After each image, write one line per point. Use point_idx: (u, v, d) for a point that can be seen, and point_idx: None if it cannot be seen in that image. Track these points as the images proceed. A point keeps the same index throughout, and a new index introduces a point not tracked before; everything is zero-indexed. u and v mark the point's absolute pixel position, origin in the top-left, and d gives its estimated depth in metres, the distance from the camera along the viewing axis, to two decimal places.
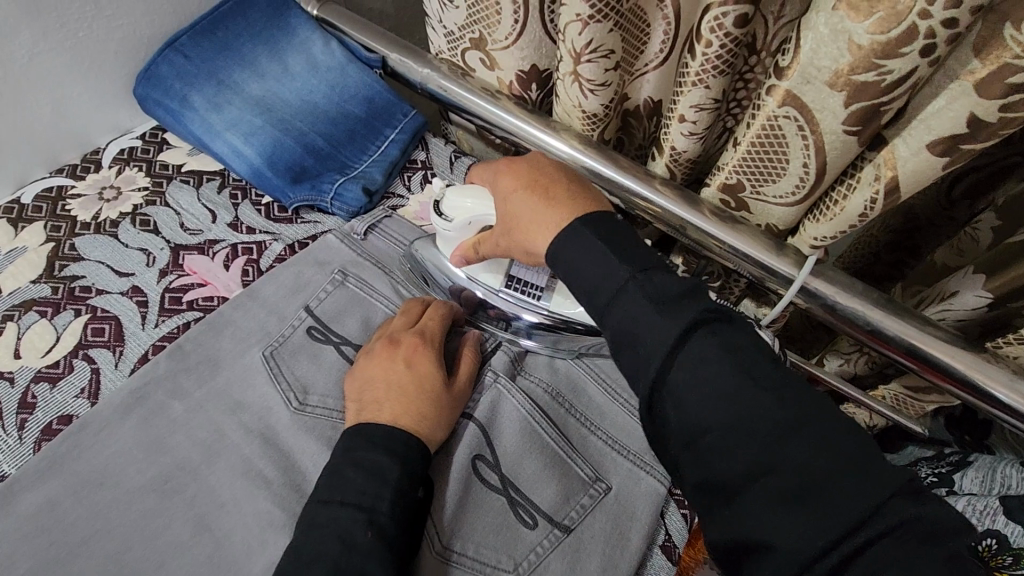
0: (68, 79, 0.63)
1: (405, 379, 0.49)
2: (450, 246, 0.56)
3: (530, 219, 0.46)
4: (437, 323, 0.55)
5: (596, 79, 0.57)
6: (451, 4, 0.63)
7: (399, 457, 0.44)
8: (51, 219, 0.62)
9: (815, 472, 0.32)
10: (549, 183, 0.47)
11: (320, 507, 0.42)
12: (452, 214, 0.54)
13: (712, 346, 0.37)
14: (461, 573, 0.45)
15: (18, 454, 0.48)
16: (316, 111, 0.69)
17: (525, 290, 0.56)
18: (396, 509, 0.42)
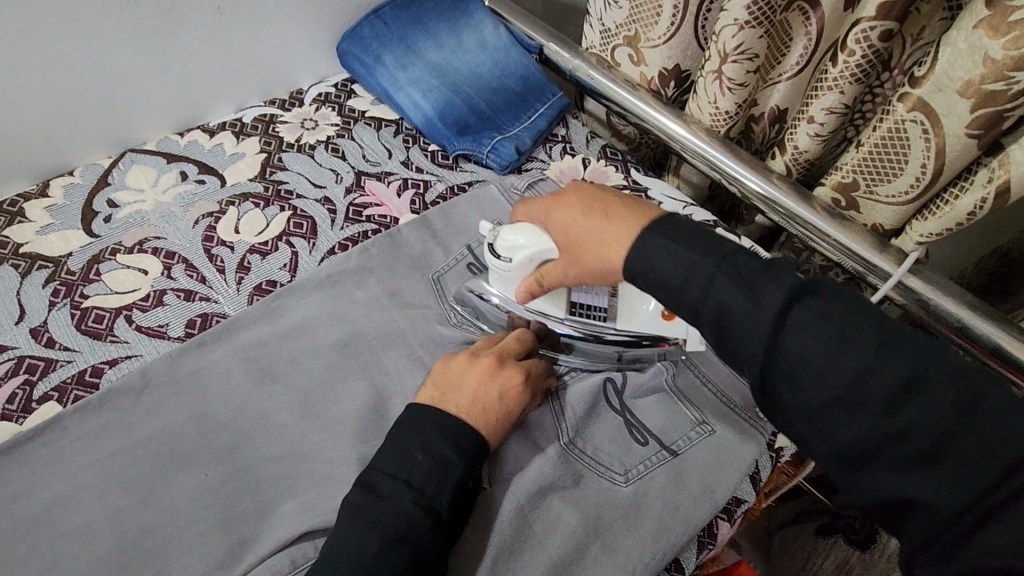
0: (294, 26, 0.77)
1: (491, 401, 0.50)
2: (510, 286, 0.58)
3: (599, 243, 0.49)
4: (537, 365, 0.54)
5: (737, 79, 0.66)
6: (616, 4, 0.74)
7: (465, 460, 0.46)
8: (264, 136, 0.77)
9: (842, 382, 0.38)
10: (637, 204, 0.51)
11: (373, 476, 0.45)
12: (511, 255, 0.55)
13: (812, 319, 0.39)
14: (581, 465, 0.53)
15: (236, 301, 0.61)
16: (481, 81, 0.81)
17: (589, 314, 0.58)
18: (452, 501, 0.45)
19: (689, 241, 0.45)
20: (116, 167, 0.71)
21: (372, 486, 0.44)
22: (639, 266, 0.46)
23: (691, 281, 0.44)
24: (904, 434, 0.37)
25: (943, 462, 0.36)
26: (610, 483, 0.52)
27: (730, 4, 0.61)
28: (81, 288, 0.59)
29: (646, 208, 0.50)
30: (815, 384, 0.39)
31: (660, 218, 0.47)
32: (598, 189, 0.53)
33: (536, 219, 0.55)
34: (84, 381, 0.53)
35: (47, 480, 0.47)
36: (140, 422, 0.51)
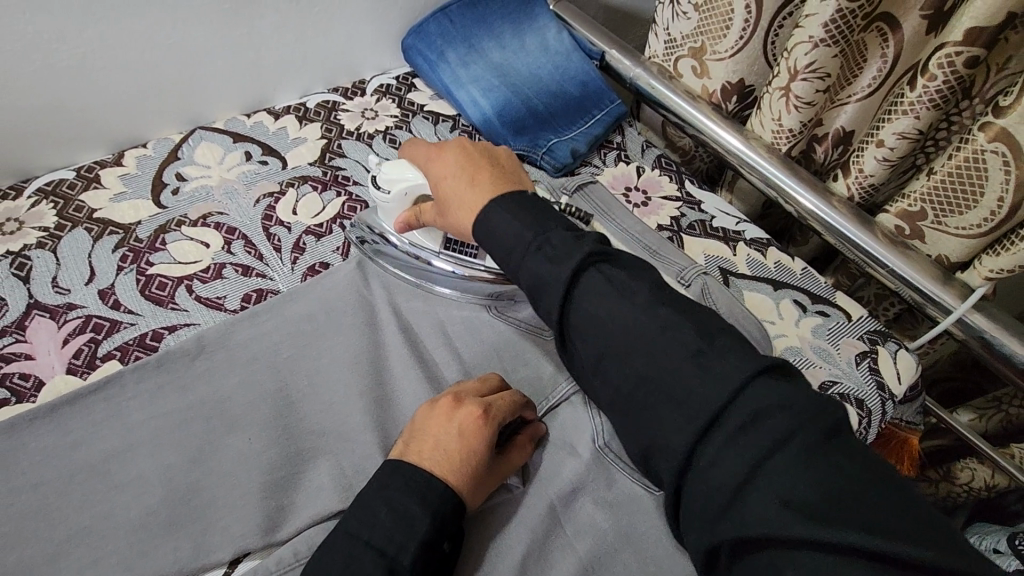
0: (363, 18, 0.79)
1: (458, 448, 0.46)
2: (391, 218, 0.61)
3: (459, 205, 0.50)
4: (505, 408, 0.50)
5: (805, 97, 0.65)
6: (683, 15, 0.74)
7: (433, 514, 0.43)
8: (325, 123, 0.79)
9: (729, 421, 0.37)
10: (477, 165, 0.51)
11: (344, 539, 0.41)
12: (390, 185, 0.59)
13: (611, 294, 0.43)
14: (616, 471, 0.52)
15: (290, 278, 0.62)
16: (540, 83, 0.82)
17: (462, 249, 0.61)
18: (417, 564, 0.41)
19: (538, 215, 0.47)
20: (186, 143, 0.74)
21: (337, 550, 0.40)
22: (485, 232, 0.47)
23: (517, 253, 0.45)
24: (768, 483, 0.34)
25: (820, 522, 0.32)
26: (645, 492, 0.51)
27: (806, 20, 0.59)
28: (147, 255, 0.62)
29: (512, 180, 0.51)
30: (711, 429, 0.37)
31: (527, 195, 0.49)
32: (480, 151, 0.52)
33: (417, 158, 0.57)
34: (144, 343, 0.56)
35: (105, 433, 0.50)
36: (194, 387, 0.53)
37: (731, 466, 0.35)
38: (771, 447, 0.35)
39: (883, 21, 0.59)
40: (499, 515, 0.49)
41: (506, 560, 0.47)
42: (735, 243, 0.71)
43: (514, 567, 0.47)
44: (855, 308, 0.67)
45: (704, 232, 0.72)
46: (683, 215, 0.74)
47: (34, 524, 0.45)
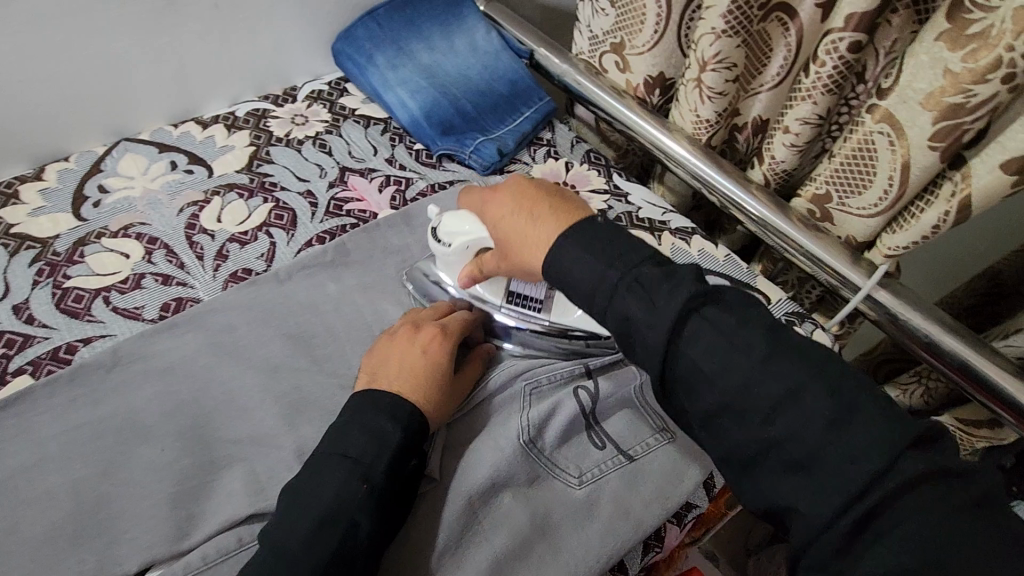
0: (289, 25, 0.80)
1: (418, 360, 0.52)
2: (453, 271, 0.60)
3: (526, 244, 0.49)
4: (457, 326, 0.57)
5: (716, 88, 0.66)
6: (602, 11, 0.75)
7: (402, 426, 0.47)
8: (254, 130, 0.79)
9: (800, 449, 0.38)
10: (561, 204, 0.50)
11: (323, 457, 0.45)
12: (450, 238, 0.58)
13: (677, 314, 0.43)
14: (539, 466, 0.52)
15: (211, 286, 0.62)
16: (470, 83, 0.83)
17: (525, 304, 0.60)
18: (390, 466, 0.46)
19: (609, 250, 0.45)
20: (109, 155, 0.73)
21: (319, 468, 0.45)
22: (556, 272, 0.46)
23: (602, 296, 0.44)
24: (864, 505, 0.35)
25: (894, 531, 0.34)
26: (564, 485, 0.52)
27: (707, 13, 0.61)
28: (65, 268, 0.61)
29: (575, 208, 0.50)
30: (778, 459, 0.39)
31: (583, 221, 0.47)
32: (536, 186, 0.51)
33: (473, 210, 0.56)
34: (58, 357, 0.55)
35: (14, 448, 0.49)
36: (107, 398, 0.53)
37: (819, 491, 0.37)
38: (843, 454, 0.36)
39: (781, 10, 0.61)
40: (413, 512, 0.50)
41: (421, 554, 0.48)
42: (661, 232, 0.73)
43: (428, 561, 0.47)
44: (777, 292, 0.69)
45: (631, 223, 0.73)
46: (610, 207, 0.75)
47: None
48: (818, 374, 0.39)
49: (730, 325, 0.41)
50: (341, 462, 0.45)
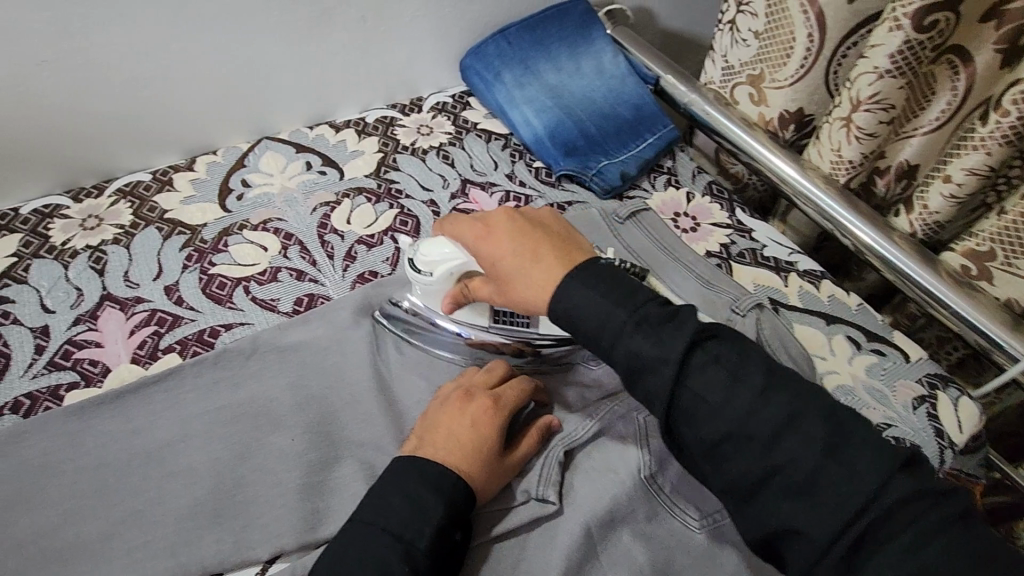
0: (424, 39, 0.82)
1: (466, 431, 0.49)
2: (434, 299, 0.57)
3: (529, 284, 0.46)
4: (513, 398, 0.53)
5: (868, 129, 0.63)
6: (743, 42, 0.73)
7: (444, 497, 0.44)
8: (383, 137, 0.82)
9: (827, 486, 0.36)
10: (567, 245, 0.48)
11: (364, 523, 0.42)
12: (430, 267, 0.54)
13: (717, 370, 0.40)
14: (659, 503, 0.50)
15: (341, 286, 0.65)
16: (594, 105, 0.82)
17: (513, 321, 0.57)
18: (429, 544, 0.42)
19: (617, 286, 0.44)
20: (252, 152, 0.78)
21: (358, 534, 0.42)
22: (563, 308, 0.44)
23: (612, 332, 0.42)
24: (780, 509, 0.37)
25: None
26: (686, 527, 0.49)
27: (870, 51, 0.59)
28: (211, 256, 0.65)
29: (576, 250, 0.48)
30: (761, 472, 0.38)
31: (594, 266, 0.45)
32: (533, 224, 0.49)
33: (462, 237, 0.52)
34: (202, 339, 0.59)
35: (161, 422, 0.52)
36: (245, 383, 0.55)
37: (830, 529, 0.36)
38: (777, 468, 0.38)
39: (954, 53, 0.58)
40: (535, 539, 0.49)
41: None
42: (788, 273, 0.70)
43: None
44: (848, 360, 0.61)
45: (755, 261, 0.71)
46: (733, 242, 0.73)
47: (92, 503, 0.47)
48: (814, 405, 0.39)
49: (754, 377, 0.40)
50: (377, 538, 0.42)
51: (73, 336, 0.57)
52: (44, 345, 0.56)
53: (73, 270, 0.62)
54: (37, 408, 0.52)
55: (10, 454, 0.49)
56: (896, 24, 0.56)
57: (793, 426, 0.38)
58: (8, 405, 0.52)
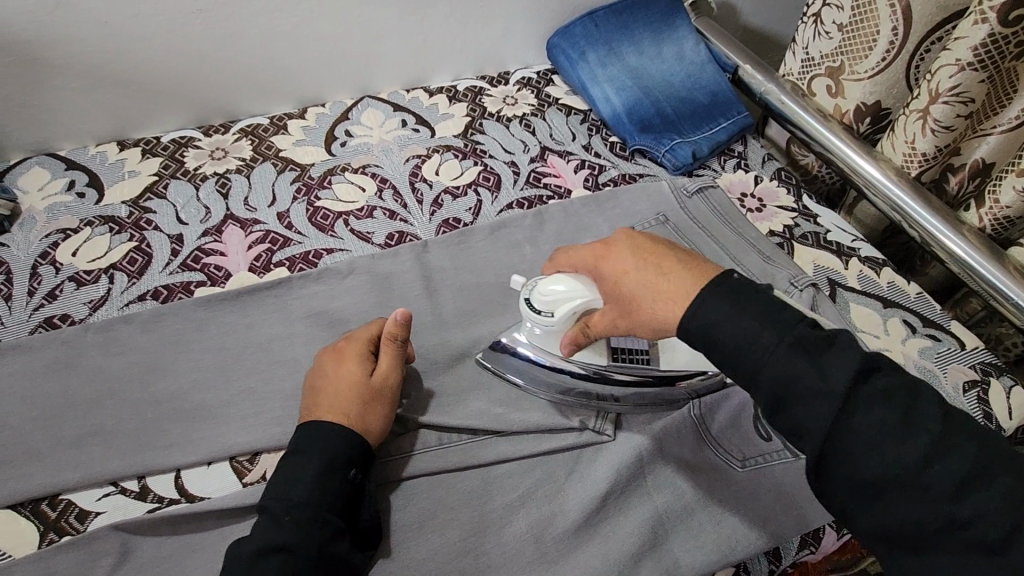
0: (518, 16, 0.89)
1: (322, 384, 0.51)
2: (555, 340, 0.56)
3: (653, 297, 0.44)
4: (366, 335, 0.54)
5: (944, 122, 0.65)
6: (826, 35, 0.76)
7: (321, 454, 0.46)
8: (471, 104, 0.88)
9: (928, 469, 0.36)
10: (697, 258, 0.46)
11: (267, 511, 0.44)
12: (553, 307, 0.53)
13: (722, 300, 0.42)
14: (702, 443, 0.55)
15: (427, 227, 0.72)
16: (672, 88, 0.86)
17: (634, 359, 0.57)
18: (314, 498, 0.45)
19: (740, 302, 0.41)
20: (355, 107, 0.86)
21: (267, 520, 0.44)
22: (703, 322, 0.42)
23: (734, 326, 0.41)
24: (886, 500, 0.36)
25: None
26: (725, 464, 0.54)
27: (953, 44, 0.61)
28: (317, 191, 0.74)
29: (705, 262, 0.45)
30: (861, 466, 0.37)
31: (719, 280, 0.43)
32: (657, 242, 0.48)
33: (583, 266, 0.52)
34: (308, 259, 0.67)
35: (271, 321, 0.60)
36: (342, 296, 0.63)
37: (937, 517, 0.35)
38: (882, 454, 0.36)
39: None
40: (588, 456, 0.54)
41: (590, 490, 0.51)
42: (848, 258, 0.72)
43: (595, 502, 0.51)
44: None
45: (817, 243, 0.73)
46: (797, 225, 0.75)
47: (214, 377, 0.56)
48: (883, 383, 0.38)
49: (777, 316, 0.41)
50: (287, 516, 0.43)
51: (202, 245, 0.67)
52: (179, 250, 0.66)
53: (203, 192, 0.72)
54: (173, 296, 0.62)
55: (151, 329, 0.58)
56: (980, 18, 0.58)
57: (864, 401, 0.38)
58: (149, 292, 0.62)
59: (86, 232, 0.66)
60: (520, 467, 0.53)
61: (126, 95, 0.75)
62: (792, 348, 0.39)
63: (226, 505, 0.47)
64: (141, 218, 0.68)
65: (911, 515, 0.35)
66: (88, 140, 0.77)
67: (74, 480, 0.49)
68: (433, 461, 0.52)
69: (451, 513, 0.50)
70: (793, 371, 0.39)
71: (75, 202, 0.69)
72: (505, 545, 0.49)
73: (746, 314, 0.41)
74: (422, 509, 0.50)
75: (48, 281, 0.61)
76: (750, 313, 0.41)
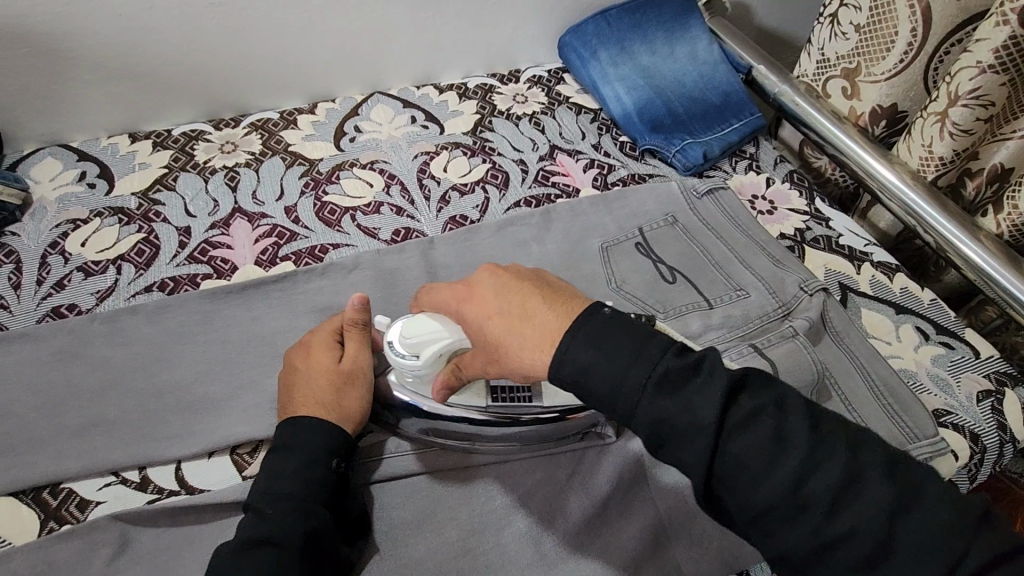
0: (530, 13, 0.88)
1: (287, 385, 0.51)
2: (427, 384, 0.50)
3: (520, 344, 0.41)
4: (330, 330, 0.54)
5: (964, 125, 0.64)
6: (842, 36, 0.75)
7: (302, 452, 0.46)
8: (481, 101, 0.88)
9: (819, 493, 0.35)
10: (558, 292, 0.43)
11: (264, 502, 0.43)
12: (417, 351, 0.48)
13: (589, 333, 0.40)
14: None
15: (434, 224, 0.72)
16: (684, 88, 0.85)
17: (517, 396, 0.52)
18: (313, 492, 0.44)
19: (609, 341, 0.39)
20: (365, 103, 0.86)
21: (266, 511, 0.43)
22: (570, 374, 0.39)
23: (617, 380, 0.38)
24: (785, 530, 0.36)
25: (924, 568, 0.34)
26: None
27: (975, 47, 0.60)
28: (325, 186, 0.74)
29: (570, 299, 0.43)
30: (751, 486, 0.36)
31: (583, 318, 0.40)
32: (520, 276, 0.44)
33: (444, 308, 0.47)
34: (313, 253, 0.67)
35: (276, 315, 0.60)
36: (347, 291, 0.63)
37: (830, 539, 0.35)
38: (771, 484, 0.36)
39: None
40: (592, 457, 0.53)
41: (592, 493, 0.51)
42: (861, 263, 0.71)
43: (597, 504, 0.50)
44: (928, 425, 0.56)
45: (829, 248, 0.72)
46: (809, 228, 0.74)
47: (218, 368, 0.56)
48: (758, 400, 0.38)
49: (634, 347, 0.39)
50: (294, 508, 0.43)
51: (209, 237, 0.67)
52: (186, 242, 0.66)
53: (212, 185, 0.72)
54: (179, 288, 0.62)
55: (157, 321, 0.58)
56: (1003, 19, 0.57)
57: (738, 428, 0.37)
58: (156, 284, 0.62)
59: (95, 223, 0.66)
60: (521, 467, 0.52)
61: (139, 87, 0.75)
62: (655, 390, 0.38)
63: (226, 497, 0.47)
64: (150, 210, 0.68)
65: (805, 542, 0.36)
66: (100, 131, 0.77)
67: (77, 469, 0.49)
68: (435, 458, 0.51)
69: (452, 512, 0.49)
70: (659, 417, 0.37)
71: (86, 193, 0.69)
72: (505, 546, 0.48)
73: (610, 349, 0.39)
74: (423, 506, 0.49)
75: (57, 271, 0.62)
76: (619, 347, 0.39)
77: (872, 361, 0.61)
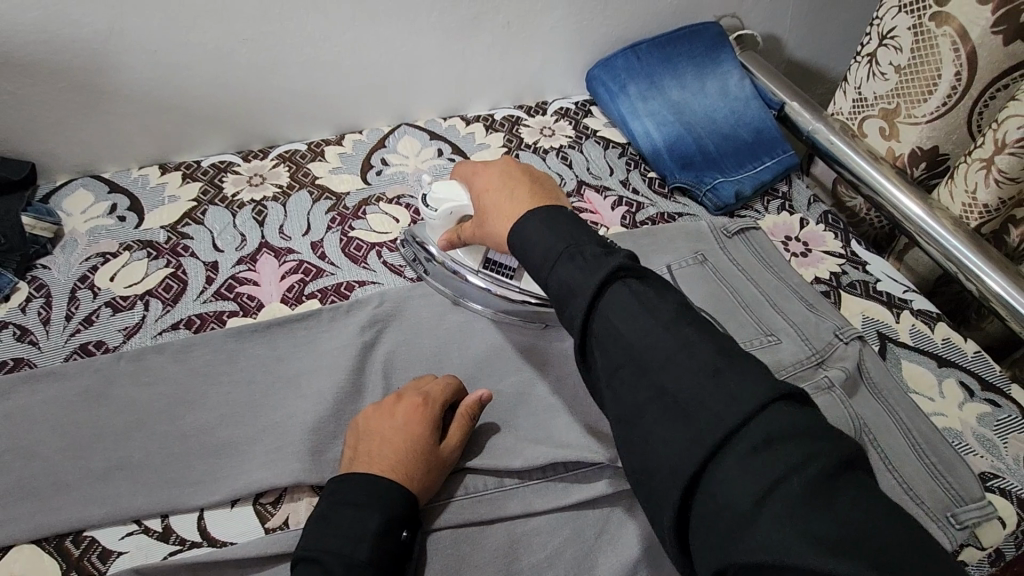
0: (559, 48, 0.88)
1: (396, 439, 0.49)
2: (436, 234, 0.64)
3: (497, 210, 0.53)
4: (440, 391, 0.54)
5: (1011, 173, 0.62)
6: (881, 76, 0.73)
7: (381, 509, 0.45)
8: (507, 134, 0.88)
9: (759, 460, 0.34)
10: (546, 194, 0.53)
11: (314, 559, 0.43)
12: (437, 203, 0.62)
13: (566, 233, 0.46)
14: None
15: None
16: (715, 124, 0.84)
17: (499, 270, 0.63)
18: (375, 559, 0.43)
19: (575, 230, 0.47)
20: (392, 135, 0.86)
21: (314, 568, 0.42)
22: (520, 236, 0.48)
23: (551, 260, 0.45)
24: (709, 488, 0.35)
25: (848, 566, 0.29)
26: None
27: None
28: (351, 221, 0.73)
29: (550, 198, 0.53)
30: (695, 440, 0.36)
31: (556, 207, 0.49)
32: (525, 171, 0.55)
33: (465, 182, 0.59)
34: (339, 291, 0.66)
35: (300, 356, 0.60)
36: (372, 332, 0.62)
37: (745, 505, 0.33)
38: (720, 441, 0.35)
39: None
40: (620, 516, 0.51)
41: (621, 556, 0.49)
42: (899, 310, 0.68)
43: (627, 568, 0.49)
44: (974, 486, 0.54)
45: (866, 293, 0.70)
46: (845, 273, 0.72)
47: (241, 412, 0.55)
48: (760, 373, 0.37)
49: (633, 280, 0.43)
50: (342, 566, 0.42)
51: (236, 273, 0.67)
52: (213, 278, 0.66)
53: (239, 219, 0.72)
54: (205, 326, 0.62)
55: (183, 360, 0.58)
56: None
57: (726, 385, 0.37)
58: (182, 321, 0.62)
59: (125, 257, 0.67)
60: (547, 526, 0.51)
61: (170, 119, 0.76)
62: (651, 313, 0.41)
63: (248, 553, 0.46)
64: (178, 244, 0.69)
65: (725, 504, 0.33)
66: (131, 162, 0.78)
67: (100, 516, 0.48)
68: (459, 514, 0.50)
69: (476, 574, 0.48)
70: (639, 331, 0.41)
71: (116, 225, 0.70)
72: None
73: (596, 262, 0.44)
74: (446, 565, 0.48)
75: (86, 306, 0.62)
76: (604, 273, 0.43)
77: (919, 423, 0.57)
